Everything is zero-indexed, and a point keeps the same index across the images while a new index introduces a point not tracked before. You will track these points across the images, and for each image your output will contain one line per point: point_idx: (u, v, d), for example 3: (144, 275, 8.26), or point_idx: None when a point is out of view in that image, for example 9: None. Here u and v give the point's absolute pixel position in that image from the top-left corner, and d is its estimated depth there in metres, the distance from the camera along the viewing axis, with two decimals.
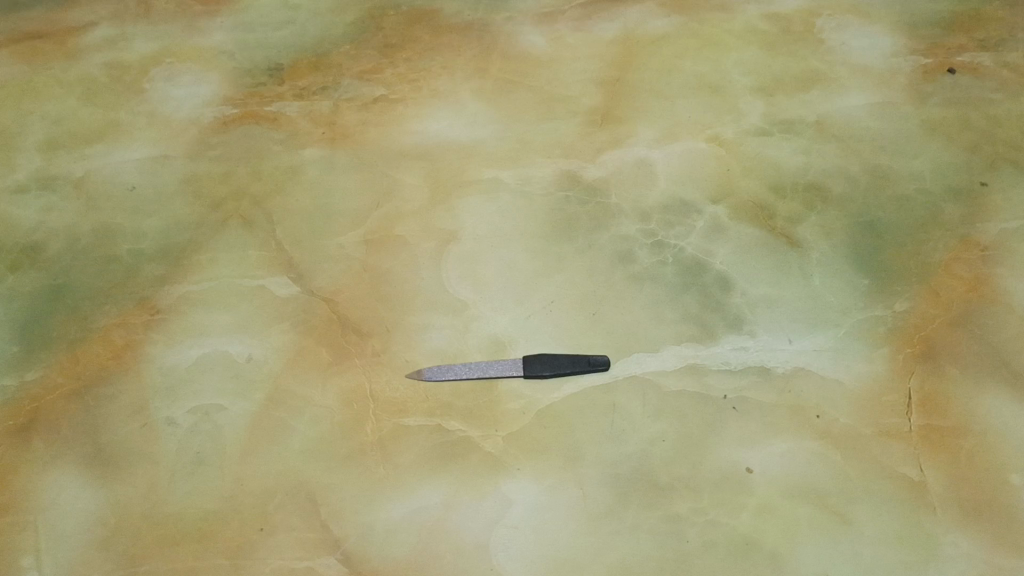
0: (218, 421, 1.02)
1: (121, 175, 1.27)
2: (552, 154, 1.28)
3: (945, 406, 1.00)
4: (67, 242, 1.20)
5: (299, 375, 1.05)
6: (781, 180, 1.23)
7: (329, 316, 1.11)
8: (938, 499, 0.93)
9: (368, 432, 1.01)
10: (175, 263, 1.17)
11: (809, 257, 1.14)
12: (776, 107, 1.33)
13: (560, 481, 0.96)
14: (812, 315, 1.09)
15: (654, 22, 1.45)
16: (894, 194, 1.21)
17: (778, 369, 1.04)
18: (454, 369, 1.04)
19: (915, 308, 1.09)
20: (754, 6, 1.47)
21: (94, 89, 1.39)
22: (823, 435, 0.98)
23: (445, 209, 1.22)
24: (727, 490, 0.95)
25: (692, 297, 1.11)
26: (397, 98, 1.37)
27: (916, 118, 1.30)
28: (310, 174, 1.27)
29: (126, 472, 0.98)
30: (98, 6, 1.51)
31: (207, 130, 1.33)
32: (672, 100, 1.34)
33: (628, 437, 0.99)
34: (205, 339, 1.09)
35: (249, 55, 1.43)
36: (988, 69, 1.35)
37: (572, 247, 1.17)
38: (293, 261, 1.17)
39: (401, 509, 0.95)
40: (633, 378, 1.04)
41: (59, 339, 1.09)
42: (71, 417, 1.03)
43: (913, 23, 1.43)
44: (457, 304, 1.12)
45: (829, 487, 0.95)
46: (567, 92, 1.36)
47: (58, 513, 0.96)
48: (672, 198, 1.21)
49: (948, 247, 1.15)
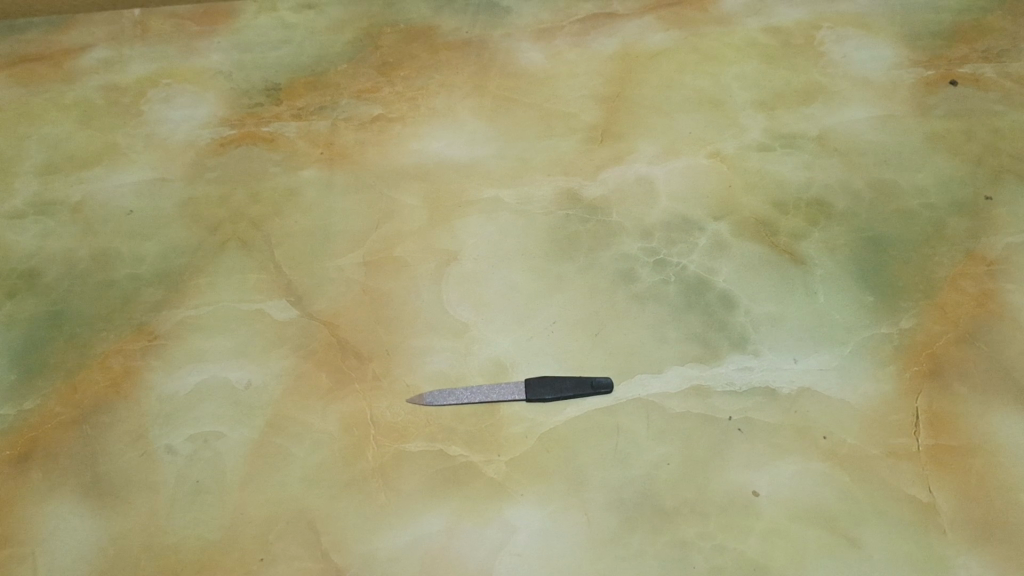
0: (218, 449, 1.01)
1: (118, 199, 1.27)
2: (552, 172, 1.26)
3: (954, 425, 0.99)
4: (65, 267, 1.19)
5: (298, 401, 1.04)
6: (784, 196, 1.22)
7: (329, 339, 1.10)
8: (949, 521, 0.92)
9: (369, 458, 0.99)
10: (173, 288, 1.16)
11: (813, 274, 1.13)
12: (778, 121, 1.32)
13: (565, 507, 0.95)
14: (817, 334, 1.07)
15: (652, 37, 1.44)
16: (898, 209, 1.20)
17: (783, 389, 1.02)
18: (455, 394, 1.02)
19: (922, 325, 1.07)
20: (753, 19, 1.46)
21: (92, 111, 1.38)
22: (831, 456, 0.97)
23: (445, 229, 1.21)
24: (733, 513, 0.93)
25: (696, 316, 1.09)
26: (395, 117, 1.36)
27: (919, 130, 1.29)
28: (308, 195, 1.26)
29: (125, 502, 0.97)
30: (95, 28, 1.50)
31: (204, 152, 1.32)
32: (672, 115, 1.33)
33: (632, 461, 0.98)
34: (203, 365, 1.08)
35: (246, 75, 1.42)
36: (991, 80, 1.34)
37: (573, 267, 1.16)
38: (293, 284, 1.15)
39: (403, 537, 0.93)
40: (637, 400, 1.02)
41: (57, 367, 1.08)
42: (69, 447, 1.02)
43: (914, 34, 1.42)
44: (458, 326, 1.10)
45: (837, 510, 0.93)
46: (566, 109, 1.35)
47: (56, 544, 0.94)
48: (674, 216, 1.20)
49: (954, 262, 1.13)
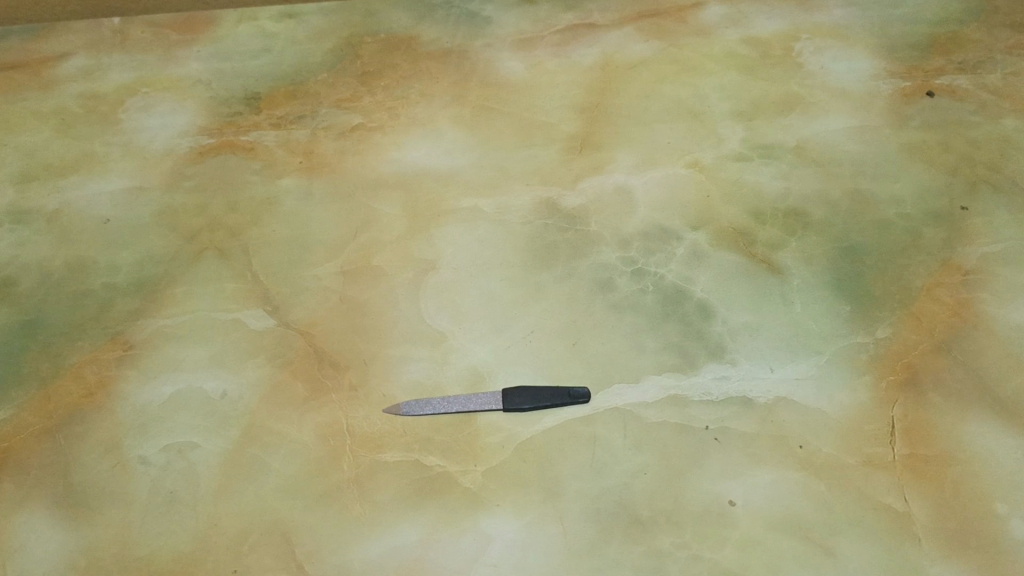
0: (192, 459, 1.00)
1: (95, 207, 1.26)
2: (532, 182, 1.27)
3: (929, 434, 0.99)
4: (40, 276, 1.18)
5: (274, 411, 1.04)
6: (762, 206, 1.22)
7: (306, 349, 1.09)
8: (923, 530, 0.92)
9: (345, 468, 0.99)
10: (150, 297, 1.15)
11: (790, 284, 1.14)
12: (756, 131, 1.32)
13: (541, 517, 0.94)
14: (794, 343, 1.08)
15: (632, 48, 1.45)
16: (875, 219, 1.20)
17: (760, 399, 1.02)
18: (432, 403, 1.02)
19: (897, 334, 1.08)
20: (733, 31, 1.47)
21: (69, 119, 1.37)
22: (807, 465, 0.97)
23: (423, 239, 1.21)
24: (709, 524, 0.93)
25: (673, 326, 1.10)
26: (375, 126, 1.36)
27: (896, 141, 1.29)
28: (287, 204, 1.25)
29: (98, 513, 0.96)
30: (74, 36, 1.50)
31: (183, 161, 1.31)
32: (652, 125, 1.34)
33: (609, 471, 0.97)
34: (179, 374, 1.07)
35: (225, 84, 1.42)
36: (968, 92, 1.35)
37: (552, 276, 1.16)
38: (270, 294, 1.15)
39: (378, 548, 0.93)
40: (614, 410, 1.02)
41: (30, 376, 1.07)
42: (42, 457, 1.01)
43: (892, 46, 1.43)
44: (435, 336, 1.10)
45: (813, 519, 0.93)
46: (546, 119, 1.35)
47: (28, 556, 0.93)
48: (653, 225, 1.20)
49: (930, 271, 1.14)
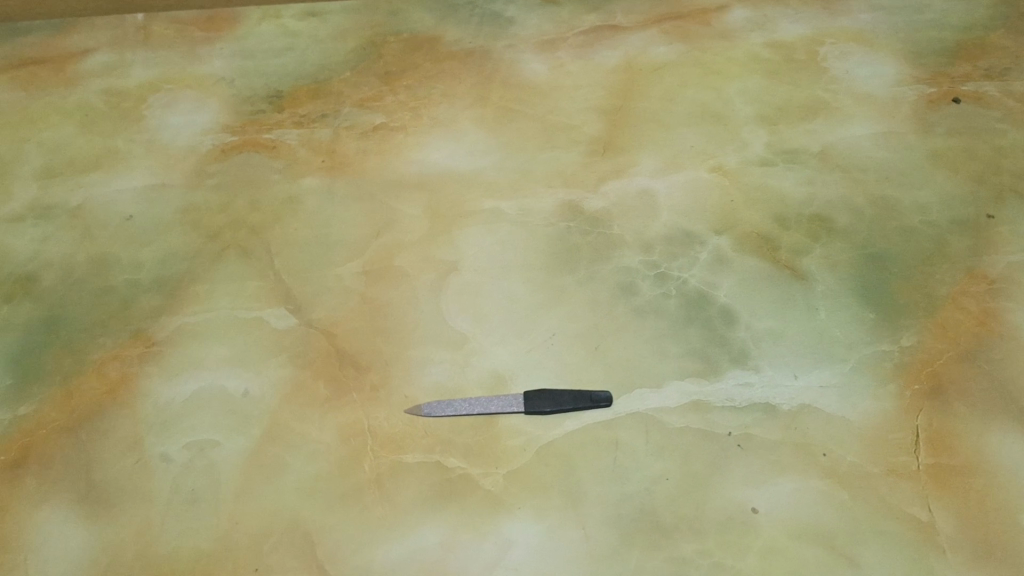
0: (214, 458, 1.00)
1: (117, 204, 1.26)
2: (554, 184, 1.26)
3: (954, 444, 0.98)
4: (63, 272, 1.18)
5: (296, 411, 1.04)
6: (786, 211, 1.22)
7: (327, 349, 1.09)
8: (948, 541, 0.91)
9: (365, 469, 0.99)
10: (172, 295, 1.15)
11: (814, 290, 1.13)
12: (780, 136, 1.31)
13: (562, 522, 0.94)
14: (818, 351, 1.07)
15: (655, 51, 1.44)
16: (900, 226, 1.20)
17: (783, 406, 1.02)
18: (454, 405, 1.02)
19: (922, 343, 1.07)
20: (757, 34, 1.46)
21: (92, 116, 1.38)
22: (830, 474, 0.96)
23: (445, 240, 1.20)
24: (731, 531, 0.93)
25: (696, 331, 1.09)
26: (397, 126, 1.35)
27: (921, 148, 1.29)
28: (309, 203, 1.25)
29: (120, 510, 0.96)
30: (98, 33, 1.50)
31: (205, 158, 1.32)
32: (675, 129, 1.33)
33: (631, 476, 0.97)
34: (201, 372, 1.07)
35: (248, 82, 1.42)
36: (994, 99, 1.34)
37: (573, 279, 1.15)
38: (291, 293, 1.15)
39: (398, 549, 0.93)
40: (636, 414, 1.02)
41: (53, 372, 1.08)
42: (64, 453, 1.01)
43: (917, 52, 1.42)
44: (456, 338, 1.10)
45: (836, 529, 0.92)
46: (568, 121, 1.35)
47: (49, 551, 0.93)
48: (676, 229, 1.20)
49: (956, 280, 1.13)
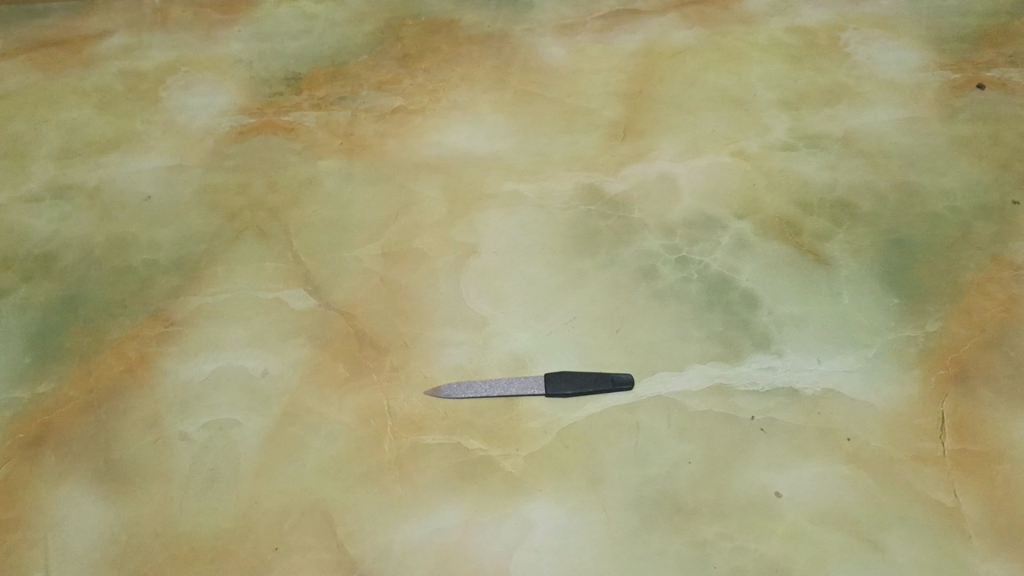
0: (233, 437, 1.00)
1: (135, 184, 1.26)
2: (573, 167, 1.25)
3: (979, 430, 0.97)
4: (81, 252, 1.18)
5: (316, 392, 1.03)
6: (808, 196, 1.21)
7: (346, 330, 1.09)
8: (974, 527, 0.90)
9: (385, 450, 0.98)
10: (190, 275, 1.15)
11: (837, 275, 1.12)
12: (802, 121, 1.30)
13: (584, 504, 0.93)
14: (841, 336, 1.06)
15: (675, 35, 1.43)
16: (924, 211, 1.18)
17: (806, 391, 1.01)
18: (474, 387, 1.02)
19: (947, 329, 1.06)
20: (778, 19, 1.45)
21: (110, 97, 1.37)
22: (854, 458, 0.96)
23: (464, 222, 1.20)
24: (755, 515, 0.92)
25: (718, 315, 1.08)
26: (416, 109, 1.35)
27: (945, 133, 1.27)
28: (327, 185, 1.25)
29: (139, 489, 0.96)
30: (116, 14, 1.50)
31: (224, 140, 1.31)
32: (695, 113, 1.32)
33: (652, 459, 0.96)
34: (220, 352, 1.07)
35: (267, 65, 1.41)
36: (1019, 85, 1.33)
37: (594, 262, 1.14)
38: (310, 274, 1.14)
39: (419, 530, 0.92)
40: (658, 398, 1.01)
41: (72, 352, 1.07)
42: (82, 432, 1.01)
43: (940, 38, 1.40)
44: (477, 320, 1.09)
45: (860, 513, 0.92)
46: (587, 105, 1.34)
47: (68, 529, 0.93)
48: (697, 214, 1.19)
49: (981, 266, 1.12)
